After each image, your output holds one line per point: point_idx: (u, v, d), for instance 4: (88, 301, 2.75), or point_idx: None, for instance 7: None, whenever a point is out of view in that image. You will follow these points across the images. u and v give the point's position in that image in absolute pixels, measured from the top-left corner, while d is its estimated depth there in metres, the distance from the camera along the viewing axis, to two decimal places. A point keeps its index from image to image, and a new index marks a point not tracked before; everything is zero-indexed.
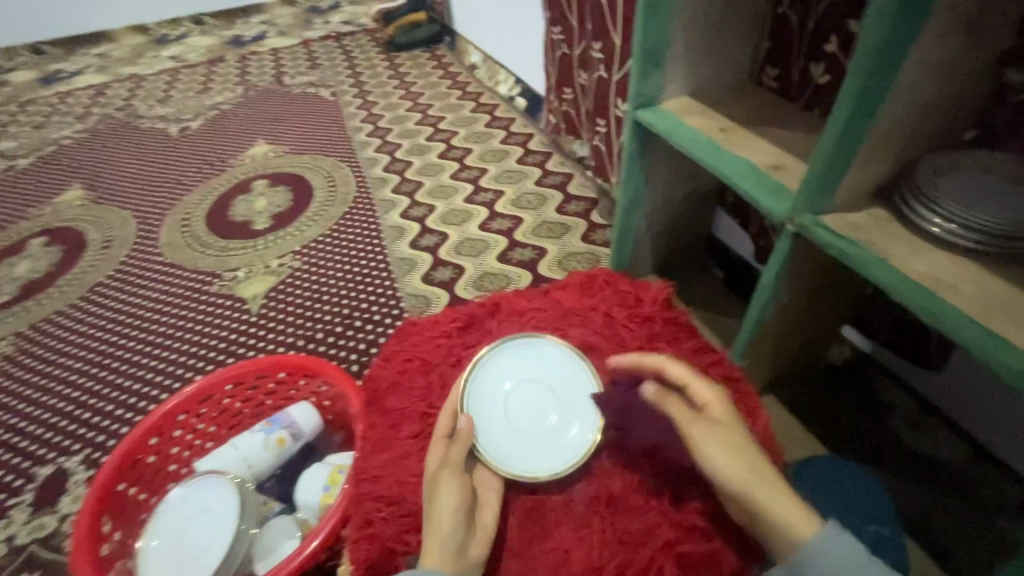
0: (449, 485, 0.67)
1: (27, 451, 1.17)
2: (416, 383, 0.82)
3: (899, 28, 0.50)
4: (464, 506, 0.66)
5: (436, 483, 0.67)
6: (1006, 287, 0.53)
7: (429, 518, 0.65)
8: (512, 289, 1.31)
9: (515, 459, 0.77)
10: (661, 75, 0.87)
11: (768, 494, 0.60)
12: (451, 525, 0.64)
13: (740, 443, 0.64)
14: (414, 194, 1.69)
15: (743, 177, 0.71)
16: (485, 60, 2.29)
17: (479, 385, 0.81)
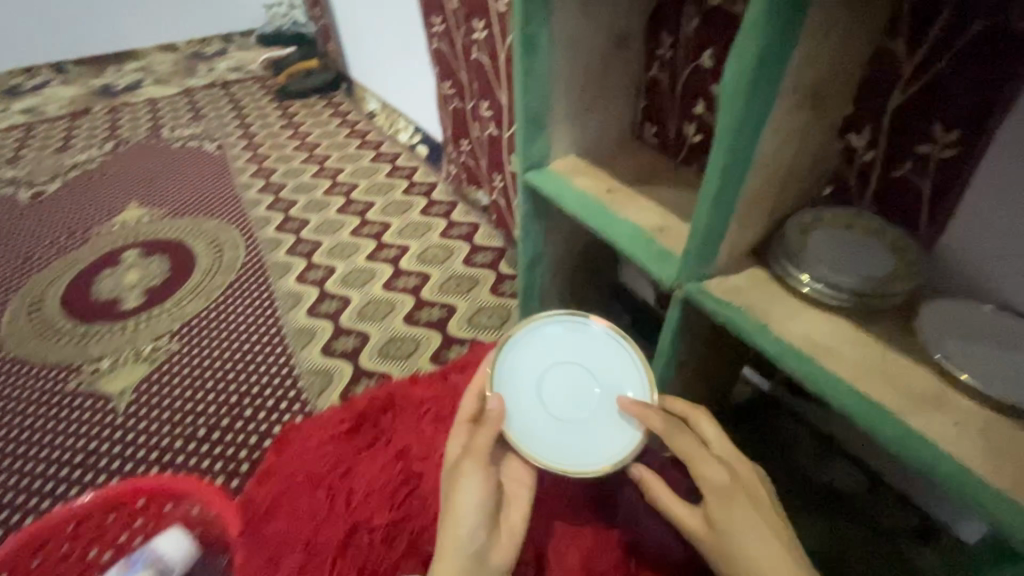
0: (468, 479, 0.60)
1: None
2: (300, 503, 0.74)
3: (752, 111, 0.49)
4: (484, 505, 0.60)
5: (455, 479, 0.60)
6: (873, 345, 0.55)
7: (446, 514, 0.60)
8: (421, 353, 1.24)
9: (556, 446, 0.65)
10: (545, 138, 0.87)
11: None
12: (468, 529, 0.58)
13: (752, 543, 0.55)
14: (311, 255, 1.59)
15: (631, 243, 0.71)
16: (384, 108, 2.24)
17: (521, 358, 0.69)
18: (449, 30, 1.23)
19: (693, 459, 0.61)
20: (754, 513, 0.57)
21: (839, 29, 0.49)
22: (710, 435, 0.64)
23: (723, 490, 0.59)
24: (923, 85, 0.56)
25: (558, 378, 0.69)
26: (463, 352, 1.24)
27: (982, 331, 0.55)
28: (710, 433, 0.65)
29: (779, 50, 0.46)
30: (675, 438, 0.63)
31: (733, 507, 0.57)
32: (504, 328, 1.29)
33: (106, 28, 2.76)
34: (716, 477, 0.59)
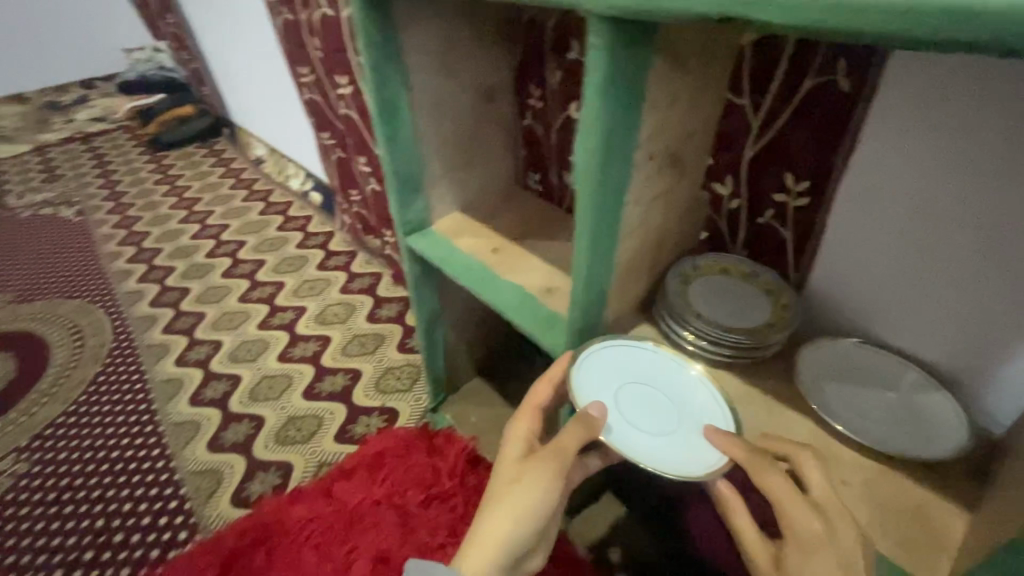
0: (536, 483, 0.52)
1: None
2: None
3: (608, 192, 0.47)
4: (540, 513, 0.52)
5: (520, 473, 0.53)
6: (759, 401, 0.55)
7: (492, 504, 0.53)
8: (323, 431, 1.13)
9: (631, 445, 0.51)
10: (423, 201, 0.82)
11: None
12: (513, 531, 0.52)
13: None
14: (193, 331, 1.43)
15: (517, 312, 0.68)
16: (270, 154, 2.08)
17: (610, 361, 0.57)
18: (318, 80, 1.15)
19: (779, 502, 0.44)
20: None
21: (682, 98, 0.48)
22: (814, 476, 0.45)
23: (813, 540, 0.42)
24: (772, 138, 0.57)
25: (641, 383, 0.56)
26: (372, 422, 1.14)
27: (863, 374, 0.56)
28: (816, 473, 0.45)
29: (624, 128, 0.44)
30: (756, 474, 0.46)
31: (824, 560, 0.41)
32: (415, 388, 1.20)
33: None
34: (806, 529, 0.42)
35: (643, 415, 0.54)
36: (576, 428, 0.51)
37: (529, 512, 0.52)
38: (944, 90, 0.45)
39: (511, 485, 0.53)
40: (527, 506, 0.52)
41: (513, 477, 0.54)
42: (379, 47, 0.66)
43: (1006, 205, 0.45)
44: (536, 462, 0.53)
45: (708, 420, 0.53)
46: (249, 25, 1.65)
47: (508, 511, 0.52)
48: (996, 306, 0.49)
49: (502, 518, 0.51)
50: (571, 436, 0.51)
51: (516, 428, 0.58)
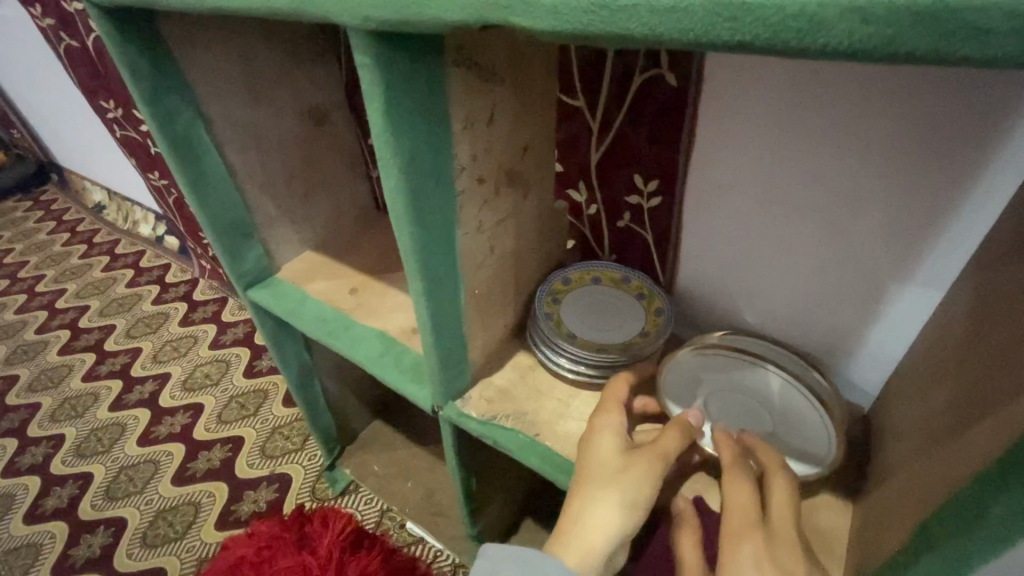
0: (644, 474, 0.42)
1: None
2: None
3: (429, 232, 0.40)
4: (643, 510, 0.41)
5: (628, 459, 0.43)
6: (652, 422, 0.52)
7: (584, 482, 0.43)
8: (201, 518, 0.97)
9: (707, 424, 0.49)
10: (259, 247, 0.71)
11: None
12: (606, 526, 0.40)
13: None
14: (25, 429, 1.19)
15: (379, 363, 0.60)
16: (107, 197, 1.79)
17: (717, 362, 0.54)
18: (127, 114, 0.97)
19: (731, 508, 0.39)
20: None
21: (504, 110, 0.43)
22: (780, 497, 0.40)
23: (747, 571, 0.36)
24: (613, 140, 0.54)
25: (721, 388, 0.52)
26: (259, 496, 0.99)
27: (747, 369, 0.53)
28: (781, 495, 0.40)
29: (429, 158, 0.37)
30: (724, 478, 0.41)
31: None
32: (307, 446, 1.06)
33: None
34: (744, 562, 0.36)
35: (734, 425, 0.49)
36: (677, 432, 0.44)
37: (635, 509, 0.41)
38: (770, 70, 0.42)
39: (612, 478, 0.42)
40: (633, 502, 0.41)
41: (612, 468, 0.42)
42: (151, 79, 0.54)
43: (851, 182, 0.43)
44: (639, 454, 0.43)
45: (801, 418, 0.50)
46: (42, 53, 1.38)
47: (611, 498, 0.41)
48: (861, 280, 0.48)
49: (603, 509, 0.40)
50: (669, 440, 0.44)
51: (608, 416, 0.47)
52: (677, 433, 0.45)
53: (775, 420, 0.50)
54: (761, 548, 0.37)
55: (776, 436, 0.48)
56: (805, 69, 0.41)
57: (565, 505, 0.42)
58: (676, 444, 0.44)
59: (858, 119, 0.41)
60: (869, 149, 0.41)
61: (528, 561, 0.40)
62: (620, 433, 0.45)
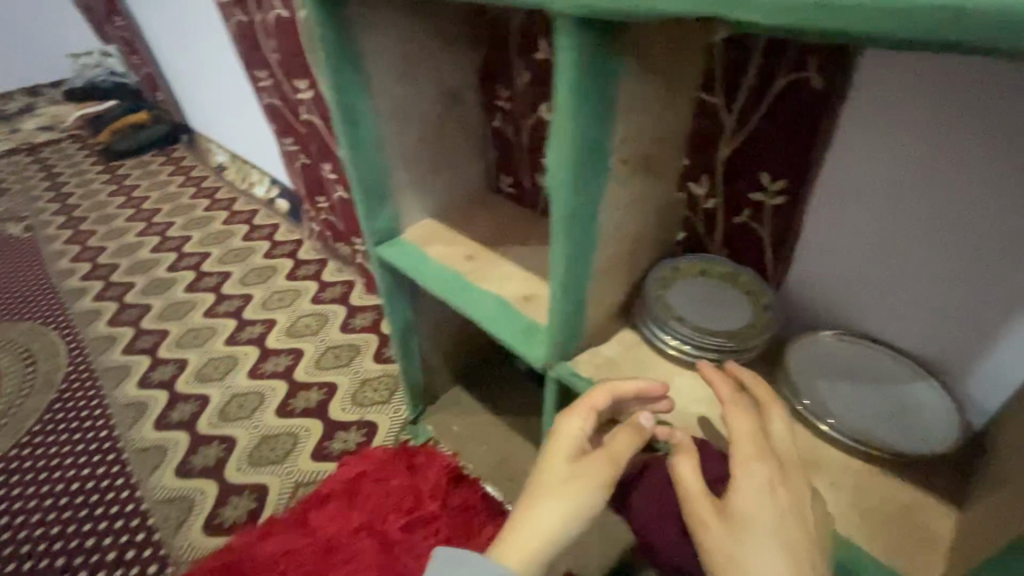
0: (586, 482, 0.46)
1: None
2: None
3: (583, 199, 0.45)
4: (583, 515, 0.45)
5: (573, 473, 0.46)
6: None
7: (536, 488, 0.47)
8: (299, 450, 1.07)
9: (830, 405, 0.52)
10: (391, 207, 0.79)
11: None
12: (550, 533, 0.44)
13: (770, 520, 0.40)
14: (156, 350, 1.36)
15: (494, 321, 0.66)
16: (231, 160, 2.01)
17: (836, 352, 0.56)
18: (277, 84, 1.11)
19: (739, 440, 0.44)
20: (785, 509, 0.40)
21: (658, 97, 0.48)
22: (779, 426, 0.46)
23: (758, 483, 0.41)
24: (746, 137, 0.56)
25: (842, 375, 0.55)
26: (349, 438, 1.09)
27: (860, 367, 0.55)
28: (781, 422, 0.47)
29: (583, 146, 0.42)
30: (728, 411, 0.46)
31: (765, 506, 0.40)
32: (393, 400, 1.16)
33: None
34: (757, 484, 0.41)
35: (857, 410, 0.52)
36: (628, 437, 0.49)
37: (581, 514, 0.45)
38: (918, 78, 0.45)
39: (561, 484, 0.46)
40: (576, 507, 0.45)
41: (562, 476, 0.46)
42: (339, 50, 0.64)
43: (984, 196, 0.45)
44: (589, 462, 0.47)
45: (924, 411, 0.51)
46: (206, 27, 1.58)
47: (558, 504, 0.45)
48: (983, 295, 0.48)
49: (552, 510, 0.44)
50: (624, 446, 0.48)
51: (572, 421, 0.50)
52: (631, 437, 0.49)
53: (896, 413, 0.52)
54: (773, 474, 0.42)
55: (897, 429, 0.50)
56: (942, 90, 0.44)
57: (517, 505, 0.46)
58: (627, 449, 0.48)
59: (1002, 133, 0.42)
60: (1009, 164, 0.43)
61: (473, 565, 0.43)
62: (579, 439, 0.49)
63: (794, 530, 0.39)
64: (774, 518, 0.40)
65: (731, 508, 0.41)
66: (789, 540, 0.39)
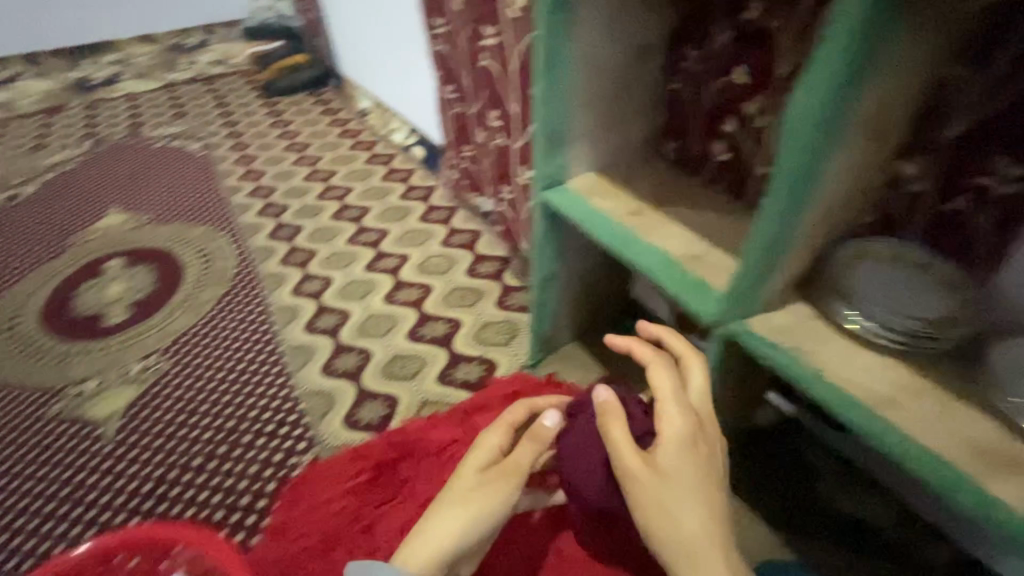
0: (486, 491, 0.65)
1: None
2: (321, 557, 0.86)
3: (822, 143, 0.49)
4: (480, 518, 0.63)
5: (473, 490, 0.65)
6: (948, 407, 0.52)
7: (445, 499, 0.66)
8: (427, 372, 1.18)
9: None
10: (565, 154, 0.83)
11: (702, 528, 0.54)
12: (454, 535, 0.63)
13: (690, 469, 0.56)
14: (306, 266, 1.53)
15: (663, 273, 0.68)
16: (376, 107, 2.16)
17: None
18: (454, 33, 1.19)
19: (662, 402, 0.60)
20: (694, 466, 0.57)
21: (915, 56, 0.48)
22: (696, 384, 0.63)
23: (678, 442, 0.58)
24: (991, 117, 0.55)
25: None
26: (472, 371, 1.17)
27: None
28: (698, 378, 0.63)
29: (831, 88, 0.46)
30: (657, 376, 0.62)
31: (680, 458, 0.57)
32: (513, 343, 1.22)
33: (91, 31, 2.72)
34: (679, 441, 0.58)
35: None
36: (528, 447, 0.68)
37: (475, 517, 0.63)
38: None
39: (467, 495, 0.65)
40: (478, 511, 0.63)
41: (469, 486, 0.65)
42: None
43: None
44: (495, 475, 0.66)
45: None
46: None
47: (462, 511, 0.63)
48: None
49: (452, 517, 0.63)
50: (523, 455, 0.67)
51: (489, 433, 0.71)
52: (529, 446, 0.68)
53: None
54: (691, 435, 0.58)
55: None
56: None
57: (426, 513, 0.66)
58: (527, 458, 0.67)
59: None
60: None
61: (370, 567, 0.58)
62: (493, 451, 0.69)
63: (703, 480, 0.56)
64: (692, 469, 0.57)
65: (657, 467, 0.57)
66: (701, 484, 0.56)
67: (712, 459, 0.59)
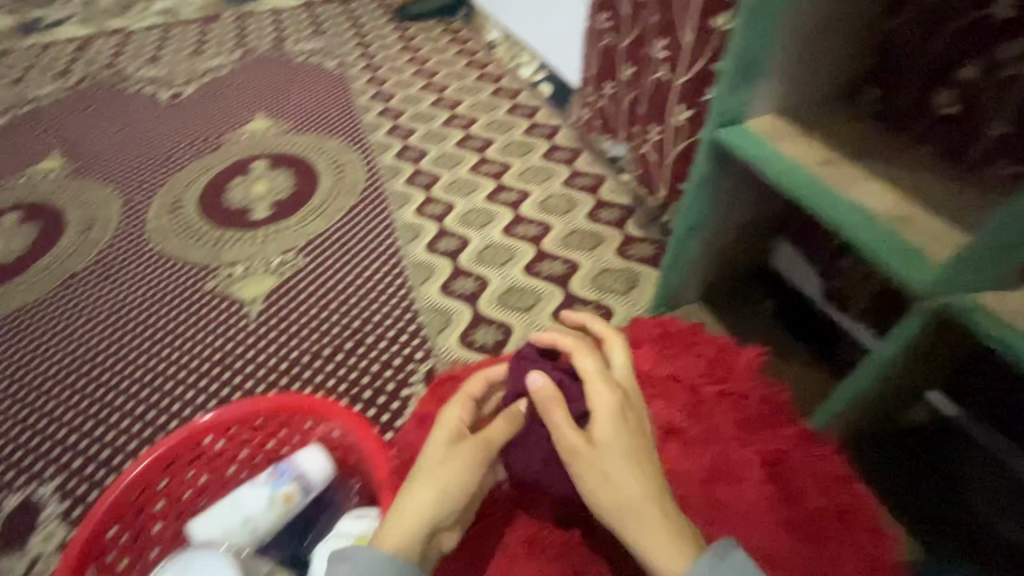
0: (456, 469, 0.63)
1: (15, 463, 1.06)
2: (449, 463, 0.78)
3: None
4: (450, 496, 0.62)
5: (440, 467, 0.63)
6: None
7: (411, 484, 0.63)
8: (541, 309, 1.19)
9: None
10: (753, 90, 0.76)
11: (644, 496, 0.58)
12: (428, 516, 0.61)
13: (629, 442, 0.61)
14: (430, 188, 1.55)
15: (863, 229, 0.62)
16: (505, 39, 2.10)
17: None
18: None
19: (589, 379, 0.65)
20: (633, 440, 0.61)
21: None
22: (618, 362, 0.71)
23: (605, 410, 0.62)
24: None
25: None
26: (587, 313, 1.19)
27: None
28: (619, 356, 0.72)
29: None
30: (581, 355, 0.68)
31: (618, 431, 0.61)
32: (632, 295, 1.22)
33: None
34: (621, 411, 0.63)
35: None
36: (503, 424, 0.69)
37: (446, 492, 0.62)
38: None
39: (434, 474, 0.63)
40: (444, 490, 0.62)
41: (435, 464, 0.64)
42: None
43: None
44: (461, 450, 0.65)
45: None
46: None
47: (431, 489, 0.62)
48: None
49: (421, 499, 0.61)
50: (497, 429, 0.68)
51: (451, 406, 0.70)
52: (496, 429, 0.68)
53: None
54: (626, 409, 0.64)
55: None
56: None
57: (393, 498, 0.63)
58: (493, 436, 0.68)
59: None
60: None
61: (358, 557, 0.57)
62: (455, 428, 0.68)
63: (643, 446, 0.62)
64: (633, 440, 0.61)
65: (601, 441, 0.61)
66: (642, 450, 0.61)
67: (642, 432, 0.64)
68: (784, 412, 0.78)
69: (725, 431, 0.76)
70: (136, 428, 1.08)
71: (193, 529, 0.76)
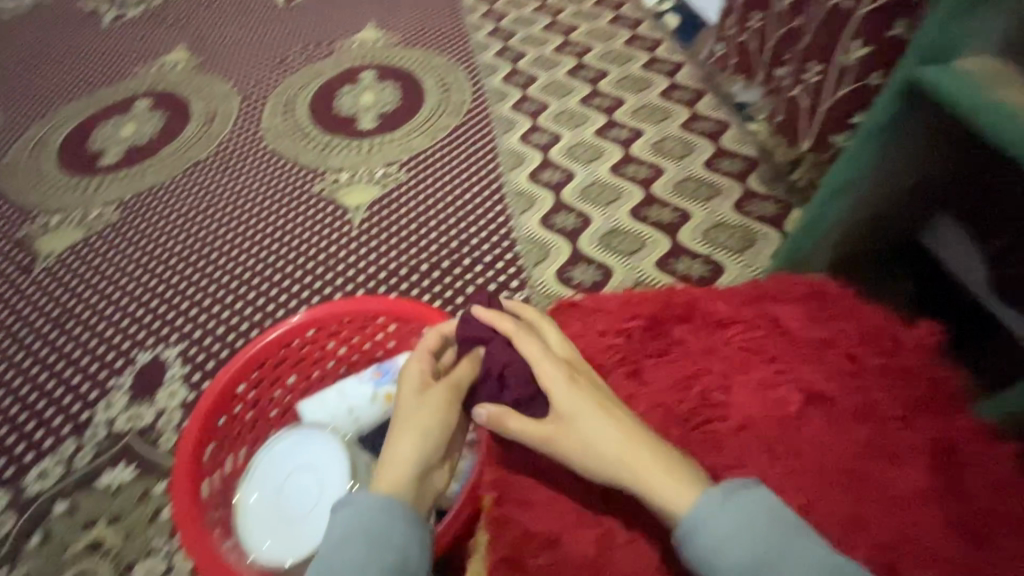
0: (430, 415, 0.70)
1: (144, 325, 1.17)
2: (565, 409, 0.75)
3: None
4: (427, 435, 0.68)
5: (409, 420, 0.69)
6: None
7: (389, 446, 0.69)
8: (644, 256, 1.13)
9: None
10: (979, 20, 0.63)
11: (620, 444, 0.62)
12: (411, 456, 0.67)
13: (588, 400, 0.65)
14: (537, 116, 1.48)
15: None
16: None
17: None
18: None
19: (535, 362, 0.69)
20: (593, 401, 0.65)
21: None
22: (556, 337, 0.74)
23: (558, 380, 0.67)
24: None
25: None
26: (693, 266, 1.12)
27: None
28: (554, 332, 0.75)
29: None
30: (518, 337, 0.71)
31: (571, 395, 0.65)
32: (746, 254, 1.13)
33: None
34: (570, 376, 0.67)
35: None
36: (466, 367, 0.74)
37: (427, 436, 0.69)
38: None
39: (407, 431, 0.69)
40: (422, 432, 0.69)
41: (406, 421, 0.70)
42: None
43: None
44: (426, 405, 0.70)
45: None
46: None
47: (409, 436, 0.68)
48: None
49: (402, 449, 0.67)
50: (461, 374, 0.74)
51: (410, 363, 0.75)
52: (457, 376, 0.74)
53: None
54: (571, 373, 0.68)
55: None
56: None
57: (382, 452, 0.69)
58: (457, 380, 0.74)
59: None
60: None
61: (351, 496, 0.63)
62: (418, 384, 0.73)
63: (602, 398, 0.66)
64: (595, 398, 0.66)
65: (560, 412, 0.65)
66: (603, 404, 0.65)
67: (597, 387, 0.68)
68: (952, 401, 0.70)
69: (883, 410, 0.69)
70: (247, 312, 1.16)
71: (301, 408, 0.81)
